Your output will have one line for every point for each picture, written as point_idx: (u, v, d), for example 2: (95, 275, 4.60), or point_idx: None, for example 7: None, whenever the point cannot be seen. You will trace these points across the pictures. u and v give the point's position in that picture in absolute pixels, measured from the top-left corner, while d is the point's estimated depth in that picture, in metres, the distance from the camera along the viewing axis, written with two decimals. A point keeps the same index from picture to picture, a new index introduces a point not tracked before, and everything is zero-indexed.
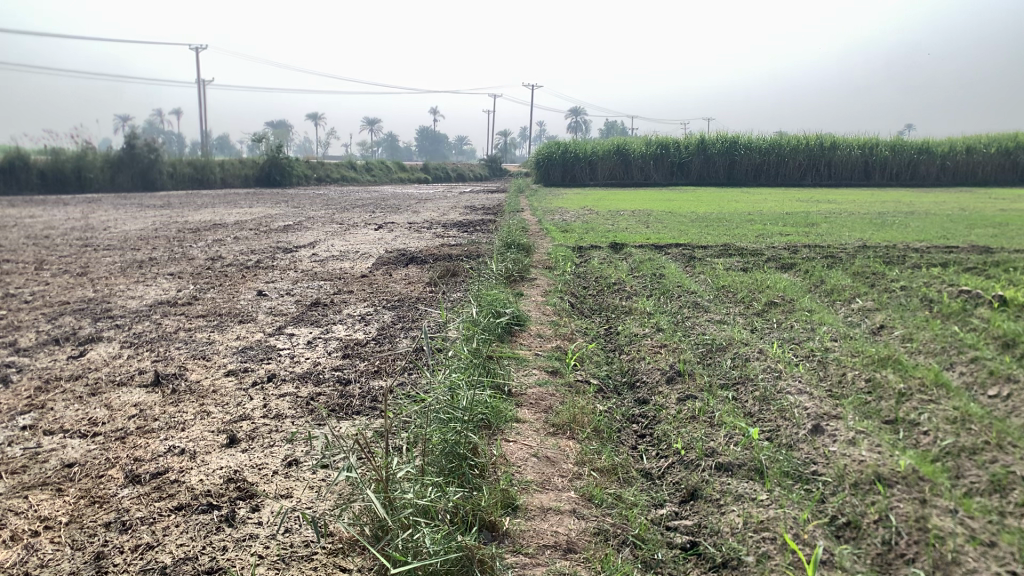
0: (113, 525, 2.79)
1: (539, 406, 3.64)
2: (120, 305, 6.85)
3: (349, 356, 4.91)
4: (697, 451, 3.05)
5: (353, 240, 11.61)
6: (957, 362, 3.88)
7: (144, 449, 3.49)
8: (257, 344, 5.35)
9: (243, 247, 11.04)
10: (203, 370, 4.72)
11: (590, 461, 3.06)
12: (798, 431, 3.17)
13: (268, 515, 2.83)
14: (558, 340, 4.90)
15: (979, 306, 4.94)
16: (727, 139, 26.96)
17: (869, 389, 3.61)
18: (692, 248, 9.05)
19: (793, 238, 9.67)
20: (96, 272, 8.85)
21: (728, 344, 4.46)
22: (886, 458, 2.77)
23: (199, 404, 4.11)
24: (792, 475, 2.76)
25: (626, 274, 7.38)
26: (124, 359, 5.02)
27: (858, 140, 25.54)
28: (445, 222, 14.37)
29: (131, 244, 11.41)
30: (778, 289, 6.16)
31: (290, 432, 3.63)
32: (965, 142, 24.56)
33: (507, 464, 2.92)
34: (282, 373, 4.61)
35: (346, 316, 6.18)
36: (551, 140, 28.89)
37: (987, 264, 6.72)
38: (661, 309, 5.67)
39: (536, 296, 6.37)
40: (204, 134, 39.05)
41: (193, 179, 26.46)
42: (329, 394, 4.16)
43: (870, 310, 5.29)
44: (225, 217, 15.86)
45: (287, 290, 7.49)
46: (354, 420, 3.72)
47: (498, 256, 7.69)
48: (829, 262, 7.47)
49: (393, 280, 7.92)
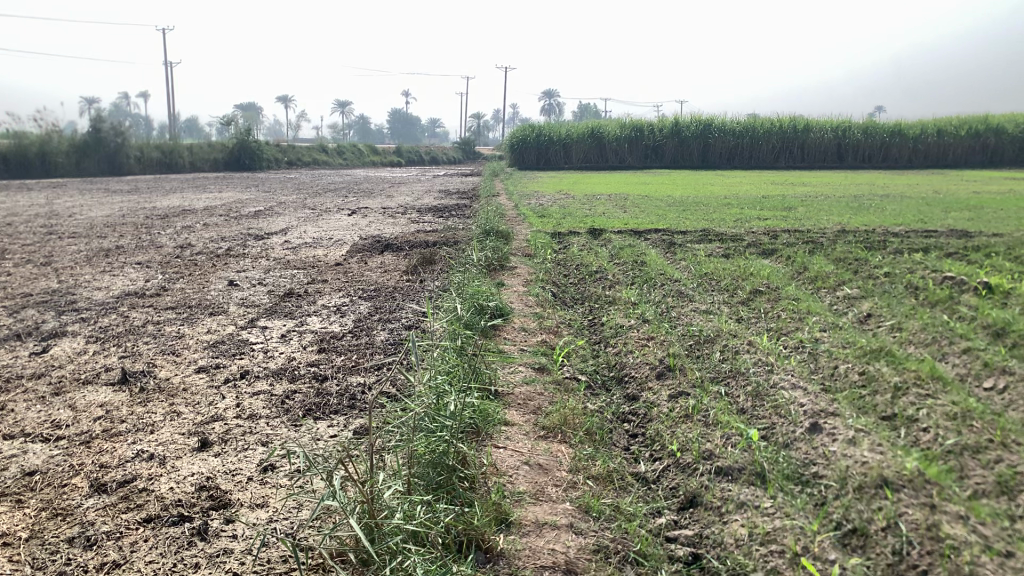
0: (77, 540, 2.62)
1: (527, 407, 3.52)
2: (85, 297, 6.59)
3: (325, 351, 4.74)
4: (693, 453, 2.94)
5: (327, 226, 11.39)
6: (949, 352, 3.78)
7: (110, 455, 3.30)
8: (229, 337, 5.16)
9: (214, 233, 10.77)
10: (172, 367, 4.53)
11: (585, 468, 2.94)
12: (795, 429, 3.06)
13: (244, 526, 2.68)
14: (542, 334, 4.76)
15: (965, 293, 4.86)
16: (701, 122, 26.95)
17: (863, 383, 3.50)
18: (672, 234, 8.96)
19: (771, 223, 9.59)
20: (61, 261, 8.56)
21: (716, 336, 4.34)
22: (890, 459, 2.66)
23: (169, 403, 3.93)
24: (794, 479, 2.66)
25: (607, 261, 7.26)
26: (90, 356, 4.81)
27: (830, 123, 25.67)
28: (420, 206, 14.14)
29: (97, 231, 11.09)
30: (762, 276, 6.06)
31: (266, 434, 3.46)
32: (936, 125, 24.74)
33: (498, 474, 2.79)
34: (255, 369, 4.43)
35: (322, 307, 6.01)
36: (525, 124, 28.64)
37: (969, 249, 6.66)
38: (645, 299, 5.55)
39: (517, 287, 6.22)
40: (172, 116, 38.32)
41: (161, 163, 25.88)
42: (305, 392, 4.00)
43: (856, 298, 5.20)
44: (195, 202, 15.51)
45: (260, 280, 7.28)
46: (332, 421, 3.56)
47: (477, 243, 7.52)
48: (810, 248, 7.40)
49: (369, 268, 7.73)
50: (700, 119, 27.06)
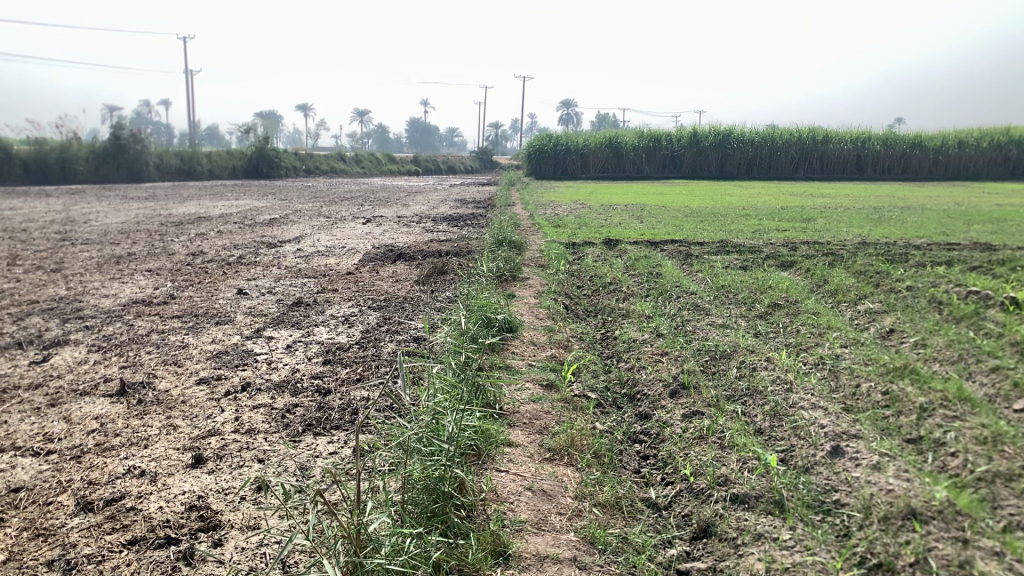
0: (56, 563, 2.49)
1: (533, 427, 3.38)
2: (91, 305, 6.52)
3: (329, 362, 4.62)
4: (707, 479, 2.79)
5: (340, 234, 11.31)
6: (976, 371, 3.59)
7: (101, 471, 3.19)
8: (233, 347, 5.05)
9: (226, 241, 10.70)
10: (173, 378, 4.42)
11: (591, 494, 2.79)
12: (816, 452, 2.90)
13: (231, 550, 2.54)
14: (552, 348, 4.61)
15: (991, 308, 4.67)
16: (721, 132, 26.72)
17: (886, 404, 3.32)
18: (688, 245, 8.80)
19: (790, 235, 9.41)
20: (72, 267, 8.51)
21: (733, 351, 4.18)
22: (917, 487, 2.49)
23: (166, 417, 3.81)
24: (816, 508, 2.50)
25: (621, 272, 7.12)
26: (90, 365, 4.72)
27: (851, 134, 25.48)
28: (434, 215, 14.04)
29: (111, 238, 11.07)
30: (781, 289, 5.89)
31: (262, 451, 3.34)
32: (958, 135, 24.45)
33: (498, 502, 2.65)
34: (257, 381, 4.31)
35: (330, 317, 5.90)
36: (542, 133, 28.50)
37: (993, 263, 6.47)
38: (660, 311, 5.41)
39: (528, 298, 6.09)
40: (192, 123, 38.62)
41: (180, 171, 25.96)
42: (306, 406, 3.87)
43: (877, 312, 5.02)
44: (211, 210, 15.49)
45: (269, 288, 7.18)
46: (332, 437, 3.45)
47: (489, 253, 7.41)
48: (829, 260, 7.21)
49: (380, 278, 7.62)
50: (719, 129, 26.86)
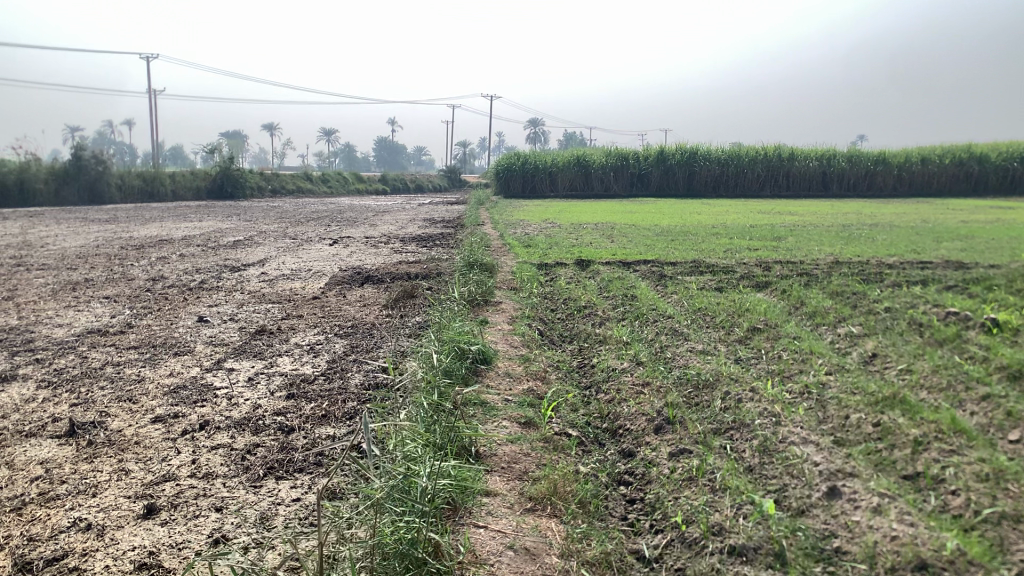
0: None
1: (512, 472, 3.19)
2: (43, 336, 6.20)
3: (293, 397, 4.39)
4: (700, 527, 2.63)
5: (305, 256, 11.05)
6: (966, 399, 3.43)
7: (43, 524, 2.94)
8: (192, 381, 4.79)
9: (189, 264, 10.39)
10: (126, 416, 4.15)
11: (578, 551, 2.62)
12: (811, 493, 2.74)
13: None
14: (529, 380, 4.43)
15: (973, 330, 4.53)
16: (686, 150, 26.92)
17: (878, 436, 3.17)
18: (661, 265, 8.68)
19: (762, 253, 9.32)
20: (26, 295, 8.15)
21: (716, 381, 4.01)
22: (924, 533, 2.34)
23: (118, 460, 3.55)
24: (816, 557, 2.34)
25: (596, 294, 6.97)
26: (38, 403, 4.43)
27: (816, 151, 25.75)
28: (402, 236, 13.84)
29: (68, 262, 10.69)
30: (758, 312, 5.76)
31: (221, 498, 3.11)
32: (920, 151, 24.64)
33: (478, 563, 2.46)
34: (216, 418, 4.07)
35: (294, 346, 5.66)
36: (510, 151, 28.64)
37: (969, 282, 6.38)
38: (637, 337, 5.24)
39: (501, 325, 5.89)
40: (155, 142, 37.97)
41: (142, 191, 25.46)
42: (267, 446, 3.64)
43: (857, 336, 4.90)
44: (173, 232, 15.10)
45: (232, 315, 6.92)
46: (295, 482, 3.24)
47: (460, 277, 7.21)
48: (805, 280, 7.12)
49: (347, 302, 7.40)
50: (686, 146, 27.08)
